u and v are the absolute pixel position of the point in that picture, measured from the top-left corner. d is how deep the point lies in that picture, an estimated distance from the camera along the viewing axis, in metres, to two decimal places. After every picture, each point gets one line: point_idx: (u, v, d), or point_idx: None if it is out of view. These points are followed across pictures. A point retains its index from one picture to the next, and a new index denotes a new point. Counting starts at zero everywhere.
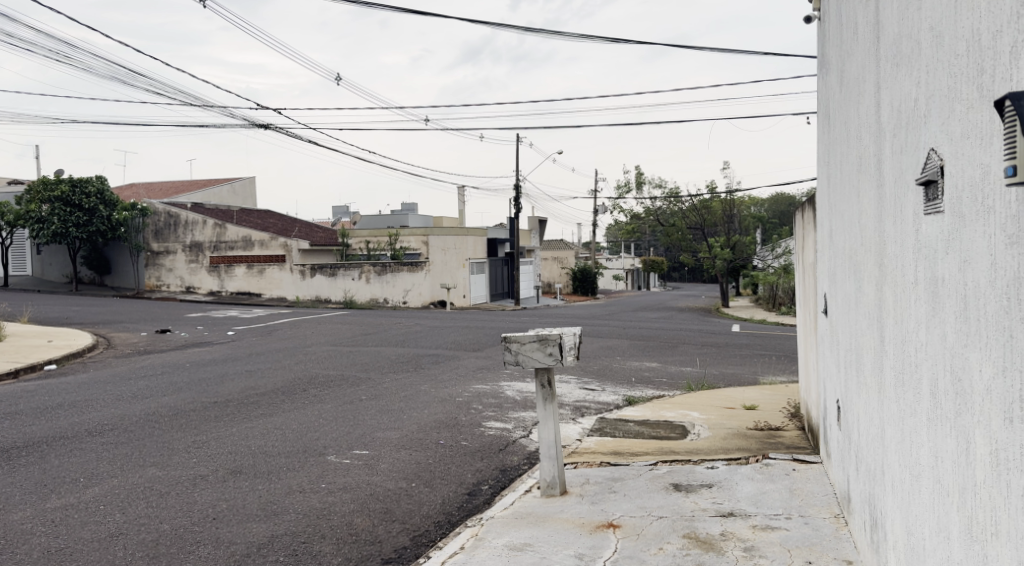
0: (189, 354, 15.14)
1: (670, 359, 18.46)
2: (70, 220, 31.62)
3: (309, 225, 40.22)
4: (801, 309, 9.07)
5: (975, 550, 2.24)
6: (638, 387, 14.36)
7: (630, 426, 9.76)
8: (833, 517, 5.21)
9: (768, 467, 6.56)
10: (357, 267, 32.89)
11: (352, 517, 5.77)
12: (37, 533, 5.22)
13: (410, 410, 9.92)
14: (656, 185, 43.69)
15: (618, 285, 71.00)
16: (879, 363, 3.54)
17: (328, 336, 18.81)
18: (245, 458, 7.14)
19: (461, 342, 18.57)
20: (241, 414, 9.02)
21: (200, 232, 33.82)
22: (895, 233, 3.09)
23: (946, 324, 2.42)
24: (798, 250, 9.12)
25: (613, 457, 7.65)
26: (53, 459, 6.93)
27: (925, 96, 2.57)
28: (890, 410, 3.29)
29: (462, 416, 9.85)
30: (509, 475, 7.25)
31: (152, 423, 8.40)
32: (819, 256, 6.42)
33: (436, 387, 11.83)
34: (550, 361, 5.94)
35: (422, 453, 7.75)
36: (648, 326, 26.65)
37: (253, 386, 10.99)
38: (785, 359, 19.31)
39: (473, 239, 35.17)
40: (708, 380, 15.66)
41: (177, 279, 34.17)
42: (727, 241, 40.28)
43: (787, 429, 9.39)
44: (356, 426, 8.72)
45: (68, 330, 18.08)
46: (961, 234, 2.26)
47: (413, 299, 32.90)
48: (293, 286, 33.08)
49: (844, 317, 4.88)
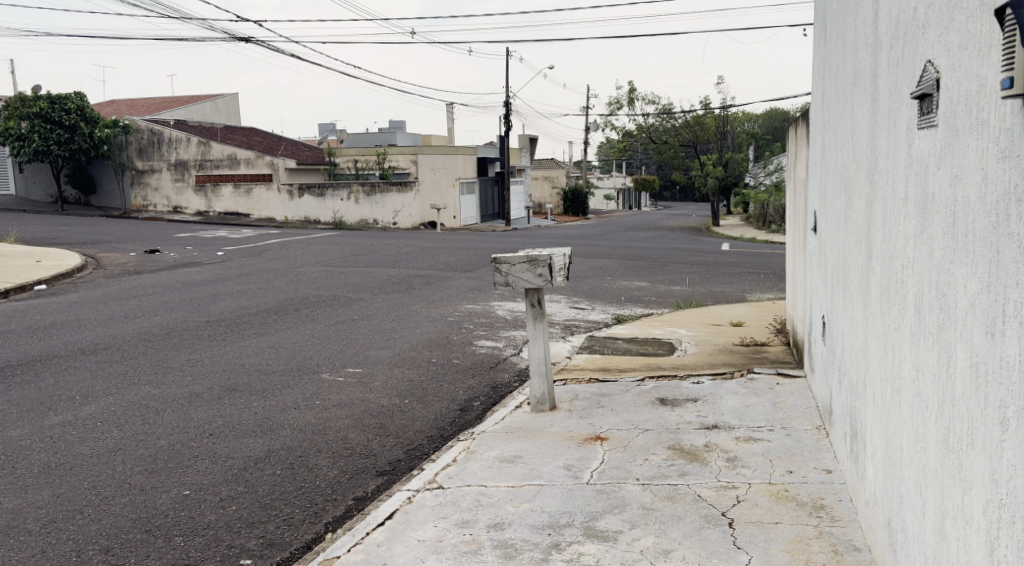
0: (179, 274, 15.12)
1: (659, 278, 18.56)
2: (51, 138, 31.01)
3: (296, 143, 39.66)
4: (791, 227, 9.10)
5: (950, 459, 2.32)
6: (627, 306, 14.49)
7: (619, 344, 9.91)
8: (815, 428, 5.35)
9: (752, 381, 6.69)
10: (345, 187, 32.59)
11: (347, 432, 5.89)
12: (36, 449, 5.31)
13: (401, 330, 10.01)
14: (649, 101, 42.99)
15: (609, 204, 70.73)
16: (866, 279, 3.58)
17: (319, 256, 18.80)
18: (240, 376, 7.22)
19: (451, 263, 18.58)
20: (233, 333, 9.09)
21: (184, 150, 33.33)
22: (887, 148, 3.08)
23: (933, 240, 2.43)
24: (790, 167, 9.08)
25: (601, 373, 7.78)
26: (47, 377, 6.99)
27: (924, 6, 2.52)
28: (874, 325, 3.35)
29: (453, 336, 9.95)
30: (500, 392, 7.38)
31: (145, 342, 8.46)
32: (811, 174, 6.40)
33: (427, 306, 11.91)
34: (540, 282, 5.97)
35: (414, 371, 7.87)
36: (638, 245, 26.69)
37: (244, 306, 11.03)
38: (773, 277, 19.45)
39: (463, 158, 34.77)
40: (697, 299, 15.79)
41: (163, 198, 33.93)
42: (720, 158, 40.00)
43: (773, 346, 9.53)
44: (349, 345, 8.81)
45: (55, 250, 17.99)
46: (953, 149, 2.25)
47: (403, 220, 32.69)
48: (281, 206, 32.85)
49: (833, 234, 4.90)
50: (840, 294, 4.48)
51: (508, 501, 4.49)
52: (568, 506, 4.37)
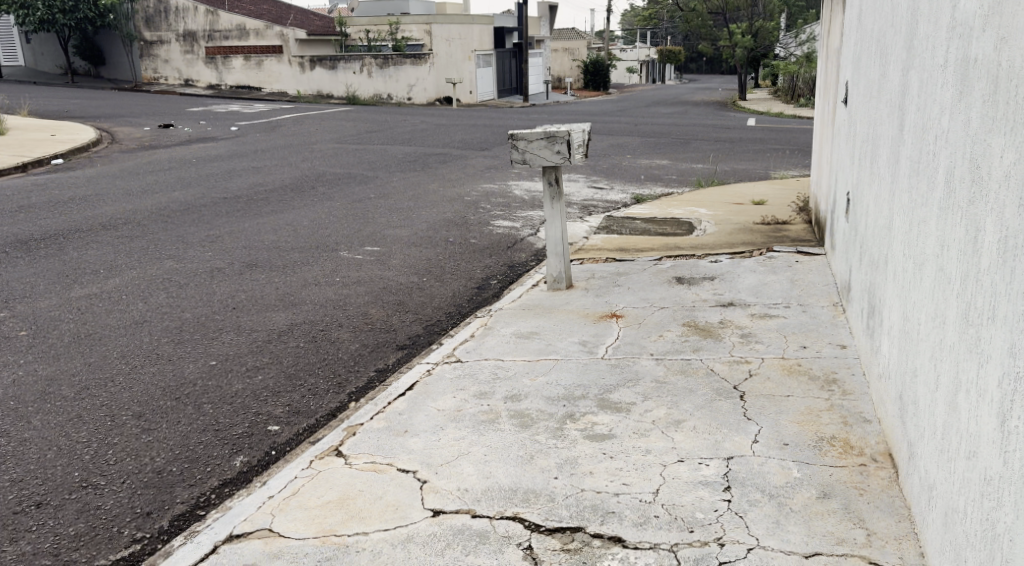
0: (194, 150, 14.99)
1: (681, 157, 18.18)
2: (56, 7, 30.38)
3: (307, 14, 38.39)
4: (819, 103, 8.81)
5: (969, 334, 2.32)
6: (647, 185, 14.30)
7: (637, 224, 9.85)
8: (831, 305, 5.36)
9: (771, 260, 6.66)
10: (358, 60, 31.76)
11: (367, 307, 5.98)
12: (66, 320, 5.45)
13: (418, 209, 9.98)
14: None
15: (631, 79, 68.62)
16: (895, 154, 3.48)
17: (334, 133, 18.55)
18: (260, 252, 7.28)
19: (469, 140, 18.26)
20: (251, 210, 9.10)
21: (193, 20, 32.41)
22: (929, 13, 2.92)
23: (972, 109, 2.33)
24: (822, 40, 8.70)
25: (619, 253, 7.77)
26: (71, 251, 7.09)
27: None
28: (901, 201, 3.28)
29: (470, 215, 9.91)
30: (517, 271, 7.41)
31: (165, 218, 8.52)
32: (844, 46, 6.13)
33: (445, 185, 11.81)
34: (558, 160, 5.87)
35: (432, 250, 7.89)
36: (660, 122, 26.03)
37: (261, 183, 10.99)
38: (799, 155, 18.97)
39: (479, 29, 33.57)
40: (719, 178, 15.49)
41: (174, 71, 33.26)
42: (749, 28, 38.31)
43: (794, 225, 9.43)
44: (366, 223, 8.82)
45: (70, 125, 17.85)
46: (1002, 8, 2.12)
47: (417, 95, 31.90)
48: (294, 80, 32.18)
49: (863, 109, 4.74)
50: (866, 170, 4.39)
51: (525, 374, 4.59)
52: (582, 379, 4.47)
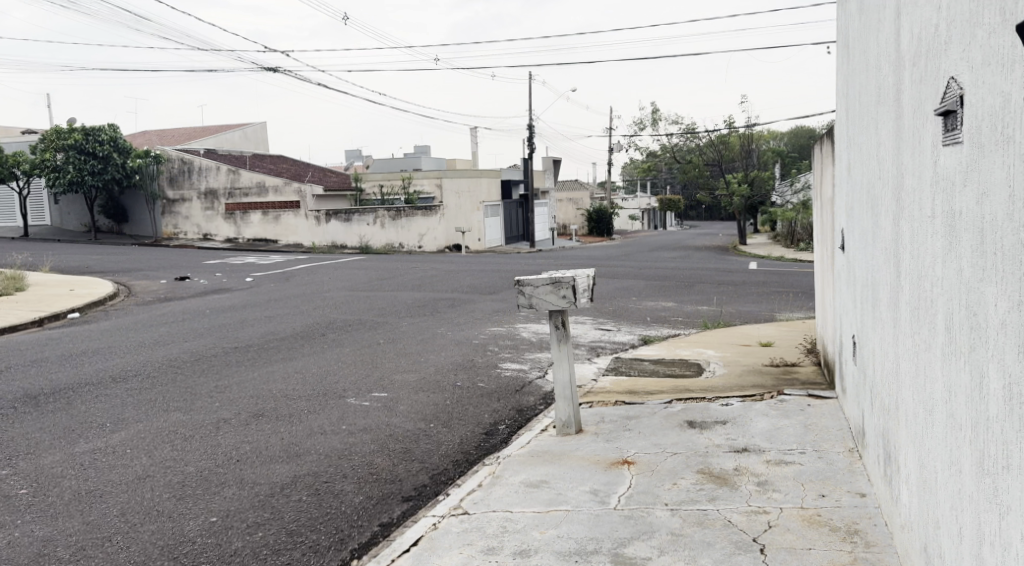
0: (208, 300, 15.27)
1: (686, 299, 18.40)
2: (86, 169, 31.76)
3: (322, 169, 40.13)
4: (818, 245, 9.02)
5: (986, 485, 2.26)
6: (653, 327, 14.39)
7: (645, 366, 9.83)
8: (847, 450, 5.24)
9: (782, 403, 6.59)
10: (371, 212, 32.89)
11: (373, 457, 5.88)
12: (68, 476, 5.37)
13: (426, 353, 10.01)
14: (673, 121, 42.84)
15: (634, 224, 70.55)
16: (895, 297, 3.52)
17: (345, 281, 18.94)
18: (267, 402, 7.25)
19: (476, 285, 18.59)
20: (261, 359, 9.15)
21: (215, 178, 33.85)
22: (913, 165, 3.03)
23: (963, 258, 2.38)
24: (816, 185, 9.02)
25: (628, 396, 7.71)
26: (79, 404, 7.09)
27: (945, 23, 2.49)
28: (905, 345, 3.28)
29: (478, 358, 9.93)
30: (525, 416, 7.33)
31: (175, 368, 8.55)
32: (837, 192, 6.33)
33: (453, 330, 11.91)
34: (564, 304, 5.94)
35: (440, 395, 7.85)
36: (664, 265, 26.54)
37: (271, 332, 11.11)
38: (802, 296, 19.19)
39: (487, 181, 34.98)
40: (725, 320, 15.61)
41: (193, 225, 34.41)
42: (746, 177, 39.80)
43: (803, 367, 9.41)
44: (374, 369, 8.82)
45: (88, 279, 18.29)
46: (979, 165, 2.21)
47: (428, 244, 32.80)
48: (308, 231, 33.16)
49: (861, 253, 4.83)
50: (869, 313, 4.43)
51: (535, 527, 4.44)
52: (595, 533, 4.31)
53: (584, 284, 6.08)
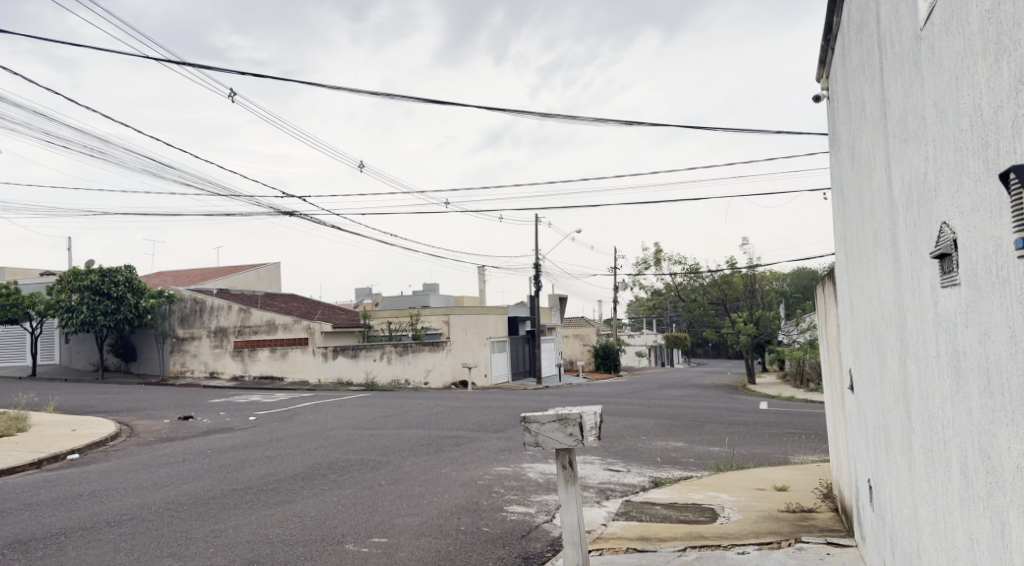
0: (210, 440, 15.04)
1: (696, 439, 18.05)
2: (99, 309, 32.19)
3: (332, 308, 40.57)
4: (828, 385, 8.95)
5: None
6: (664, 468, 14.04)
7: (656, 509, 9.51)
8: None
9: (801, 551, 6.32)
10: (378, 348, 32.96)
11: None
12: None
13: (430, 495, 9.74)
14: (676, 261, 43.56)
15: (641, 362, 70.37)
16: (907, 440, 3.44)
17: (350, 419, 18.68)
18: (262, 548, 6.99)
19: (482, 423, 18.31)
20: (259, 501, 8.90)
21: (225, 317, 34.17)
22: (914, 306, 3.05)
23: (972, 402, 2.34)
24: (821, 325, 9.06)
25: (640, 542, 7.42)
26: (70, 550, 6.85)
27: (933, 171, 2.57)
28: (922, 490, 3.18)
29: (483, 500, 9.65)
30: (532, 563, 7.04)
31: (171, 512, 8.31)
32: (842, 331, 6.34)
33: (458, 470, 11.63)
34: (571, 442, 5.83)
35: (443, 541, 7.56)
36: (672, 404, 26.22)
37: (272, 473, 10.86)
38: (815, 437, 18.80)
39: (494, 318, 35.33)
40: (737, 461, 15.24)
41: (201, 363, 34.43)
42: (751, 316, 40.06)
43: (821, 512, 9.09)
44: (375, 512, 8.56)
45: (92, 418, 18.12)
46: (978, 307, 2.22)
47: (434, 379, 32.75)
48: (315, 368, 33.08)
49: (870, 394, 4.77)
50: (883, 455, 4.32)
51: None
52: None
53: (591, 422, 5.98)
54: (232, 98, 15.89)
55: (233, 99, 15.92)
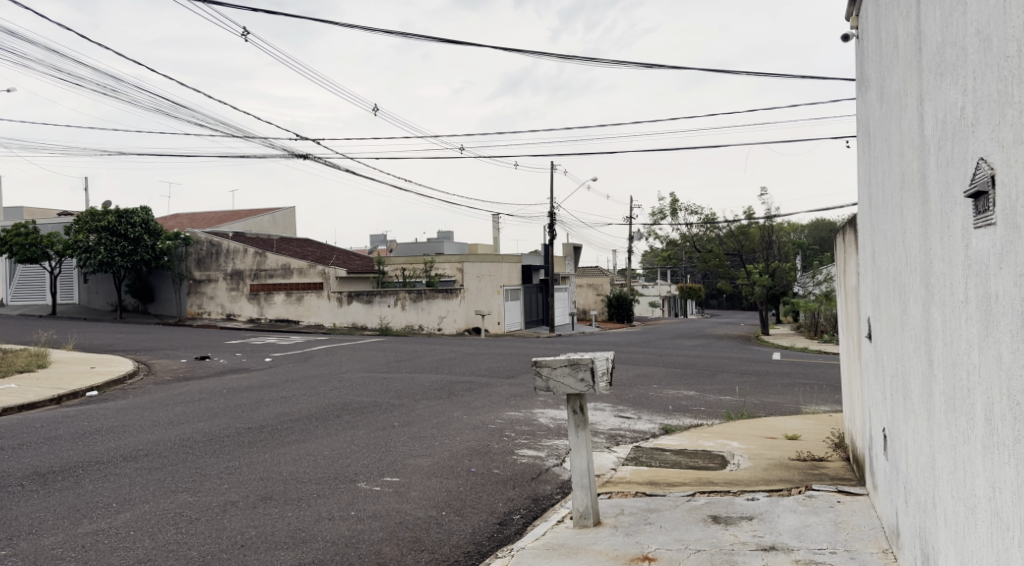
0: (226, 380, 15.23)
1: (707, 387, 18.14)
2: (116, 250, 32.33)
3: (346, 252, 40.60)
4: (843, 339, 8.92)
5: None
6: (674, 416, 14.08)
7: (667, 455, 9.55)
8: (882, 552, 4.91)
9: (811, 499, 6.31)
10: (392, 294, 33.23)
11: (381, 545, 5.66)
12: (68, 558, 5.20)
13: (441, 437, 9.84)
14: (693, 211, 43.23)
15: (655, 312, 70.60)
16: (928, 387, 3.37)
17: (363, 362, 18.81)
18: (276, 484, 7.08)
19: (495, 368, 18.41)
20: (271, 440, 8.99)
21: (240, 260, 34.31)
22: (941, 251, 2.95)
23: (1001, 345, 2.26)
24: (838, 275, 9.04)
25: (649, 487, 7.45)
26: (88, 483, 6.96)
27: (972, 104, 2.44)
28: (940, 437, 3.12)
29: (494, 444, 9.75)
30: (541, 505, 7.11)
31: (186, 448, 8.41)
32: (861, 280, 6.24)
33: (470, 413, 11.71)
34: (582, 387, 5.79)
35: (453, 481, 7.64)
36: (685, 353, 26.29)
37: (285, 412, 10.98)
38: (827, 388, 18.86)
39: (507, 266, 35.42)
40: (748, 410, 15.32)
41: (217, 306, 34.74)
42: (767, 268, 39.93)
43: (832, 461, 9.12)
44: (386, 452, 8.65)
45: (110, 357, 18.33)
46: (1015, 247, 2.12)
47: (448, 325, 33.13)
48: (330, 312, 33.32)
49: (889, 342, 4.70)
50: (899, 399, 4.28)
51: None
52: None
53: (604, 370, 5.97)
54: (244, 35, 15.62)
55: (245, 37, 15.64)
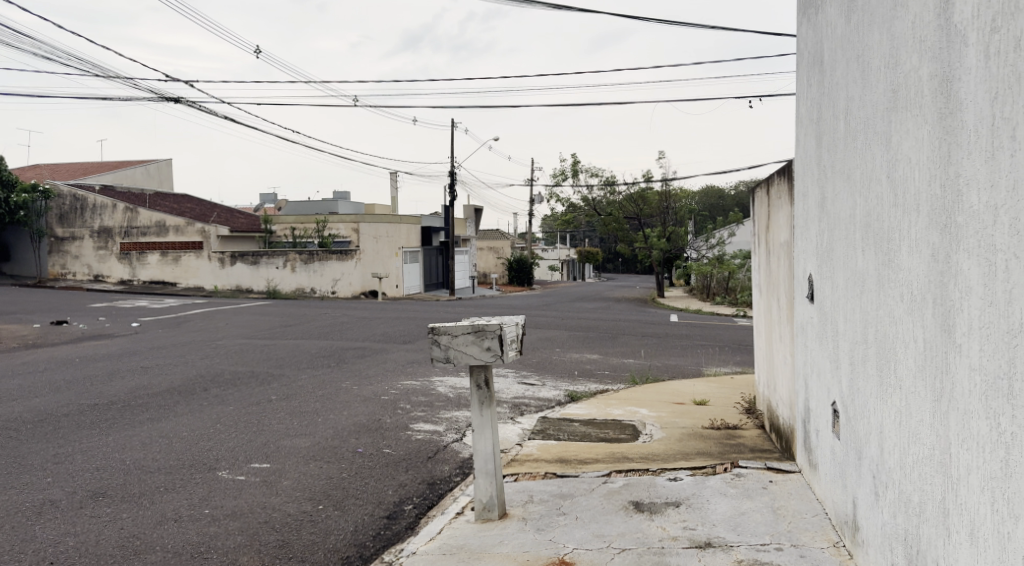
0: (83, 348, 13.50)
1: (610, 351, 17.59)
2: None
3: (230, 210, 38.25)
4: (761, 300, 8.35)
5: None
6: (579, 381, 13.42)
7: (575, 427, 8.74)
8: (833, 546, 4.23)
9: (739, 479, 5.60)
10: (281, 255, 31.55)
11: (236, 554, 4.61)
12: None
13: (325, 412, 8.77)
14: (594, 173, 42.77)
15: (554, 275, 70.58)
16: (938, 360, 2.62)
17: (244, 328, 17.30)
18: (115, 476, 5.88)
19: (390, 334, 17.30)
20: (120, 420, 7.72)
21: (109, 216, 31.56)
22: (993, 175, 2.16)
23: None
24: (757, 233, 8.45)
25: (560, 466, 6.60)
26: None
27: None
28: (969, 427, 2.36)
29: (386, 418, 8.74)
30: (437, 491, 6.20)
31: (9, 432, 7.03)
32: (800, 236, 5.55)
33: (361, 383, 10.63)
34: (488, 358, 4.83)
35: (336, 467, 6.62)
36: (586, 316, 25.88)
37: (144, 385, 9.61)
38: (726, 351, 18.76)
39: (406, 228, 34.72)
40: (653, 373, 14.83)
41: (83, 266, 32.01)
42: (663, 232, 40.14)
43: (746, 429, 8.52)
44: (258, 433, 7.54)
45: None
46: None
47: (342, 288, 31.82)
48: (211, 274, 31.40)
49: (850, 303, 3.99)
50: (872, 369, 3.57)
51: None
52: None
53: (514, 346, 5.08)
54: None
55: None
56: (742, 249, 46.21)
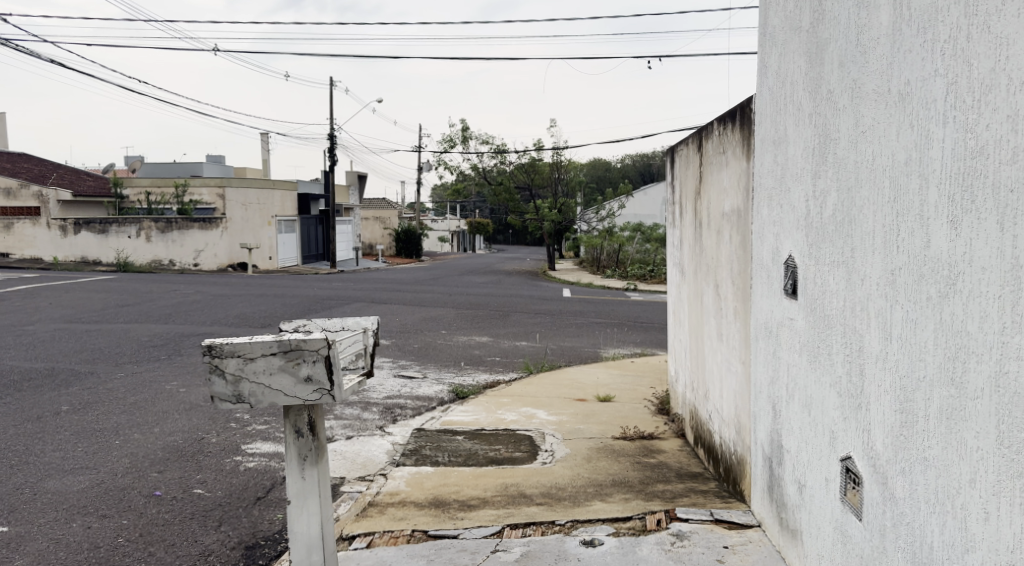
0: None
1: (500, 332, 15.91)
2: None
3: (77, 174, 34.35)
4: (682, 284, 6.84)
5: None
6: (465, 371, 11.64)
7: (458, 441, 6.93)
8: None
9: (683, 544, 3.97)
10: (134, 223, 28.83)
11: None
12: None
13: (128, 435, 6.78)
14: (483, 140, 40.59)
15: (444, 247, 68.65)
16: None
17: (70, 312, 14.58)
18: None
19: (248, 317, 14.98)
20: None
21: None
22: None
23: None
24: (679, 202, 6.92)
25: (432, 516, 4.80)
26: None
27: None
28: None
29: (211, 439, 6.80)
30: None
31: None
32: (765, 203, 4.00)
33: (192, 387, 8.52)
34: (313, 396, 2.97)
35: (110, 532, 4.74)
36: (474, 291, 24.11)
37: None
38: (624, 330, 17.39)
39: (280, 194, 31.91)
40: (549, 360, 13.23)
41: None
42: (554, 203, 38.86)
43: (667, 437, 6.90)
44: (15, 476, 5.57)
45: None
46: None
47: (205, 261, 29.23)
48: (50, 244, 28.78)
49: (901, 310, 2.43)
50: (971, 434, 2.02)
51: None
52: None
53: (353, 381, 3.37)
54: None
55: None
56: (632, 222, 45.61)
